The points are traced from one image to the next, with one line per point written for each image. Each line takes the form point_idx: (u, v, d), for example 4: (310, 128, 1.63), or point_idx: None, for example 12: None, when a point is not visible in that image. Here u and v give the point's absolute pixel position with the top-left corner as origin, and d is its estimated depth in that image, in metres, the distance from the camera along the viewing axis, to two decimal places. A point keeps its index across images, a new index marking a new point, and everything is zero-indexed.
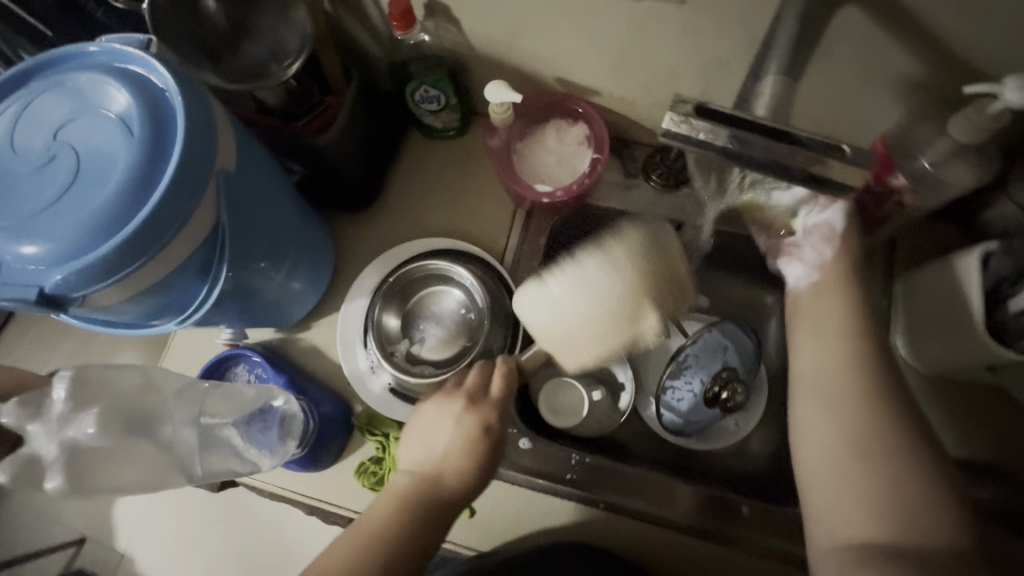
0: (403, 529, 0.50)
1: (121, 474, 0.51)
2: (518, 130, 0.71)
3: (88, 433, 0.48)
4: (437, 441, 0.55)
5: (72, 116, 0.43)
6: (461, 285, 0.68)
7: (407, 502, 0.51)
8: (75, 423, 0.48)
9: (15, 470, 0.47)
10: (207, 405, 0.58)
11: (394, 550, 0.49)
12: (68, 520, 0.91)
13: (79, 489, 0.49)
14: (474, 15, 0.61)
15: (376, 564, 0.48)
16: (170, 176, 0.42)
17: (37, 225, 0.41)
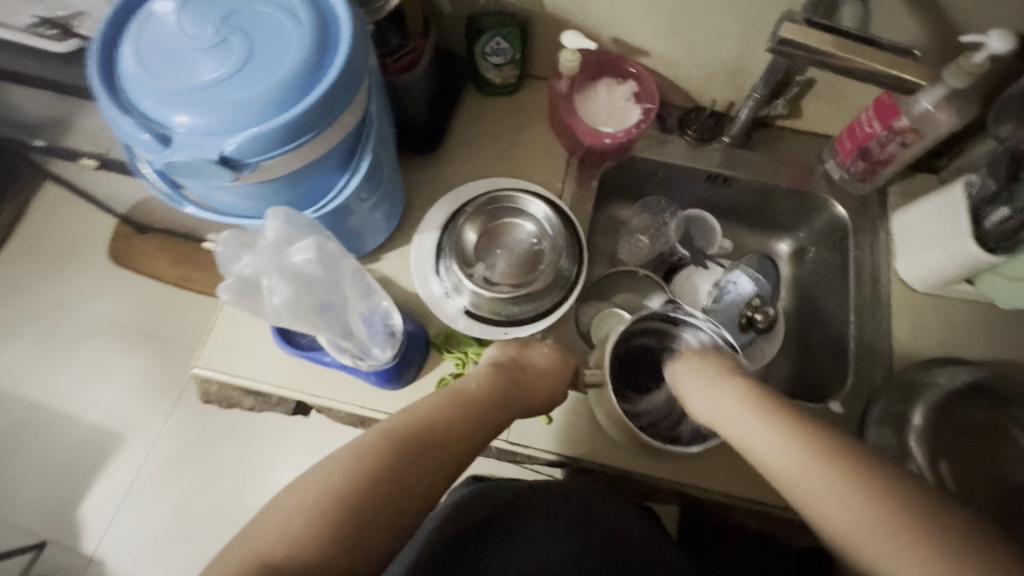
0: (496, 403, 0.56)
1: (316, 313, 0.50)
2: (578, 84, 0.79)
3: (307, 259, 0.49)
4: (532, 354, 0.62)
5: (243, 7, 0.47)
6: (533, 218, 0.74)
7: (504, 386, 0.57)
8: (298, 247, 0.48)
9: (241, 288, 0.46)
10: (351, 278, 0.55)
11: (482, 417, 0.55)
12: None
13: (296, 313, 0.48)
14: None
15: (458, 414, 0.53)
16: (342, 60, 0.46)
17: (215, 95, 0.44)
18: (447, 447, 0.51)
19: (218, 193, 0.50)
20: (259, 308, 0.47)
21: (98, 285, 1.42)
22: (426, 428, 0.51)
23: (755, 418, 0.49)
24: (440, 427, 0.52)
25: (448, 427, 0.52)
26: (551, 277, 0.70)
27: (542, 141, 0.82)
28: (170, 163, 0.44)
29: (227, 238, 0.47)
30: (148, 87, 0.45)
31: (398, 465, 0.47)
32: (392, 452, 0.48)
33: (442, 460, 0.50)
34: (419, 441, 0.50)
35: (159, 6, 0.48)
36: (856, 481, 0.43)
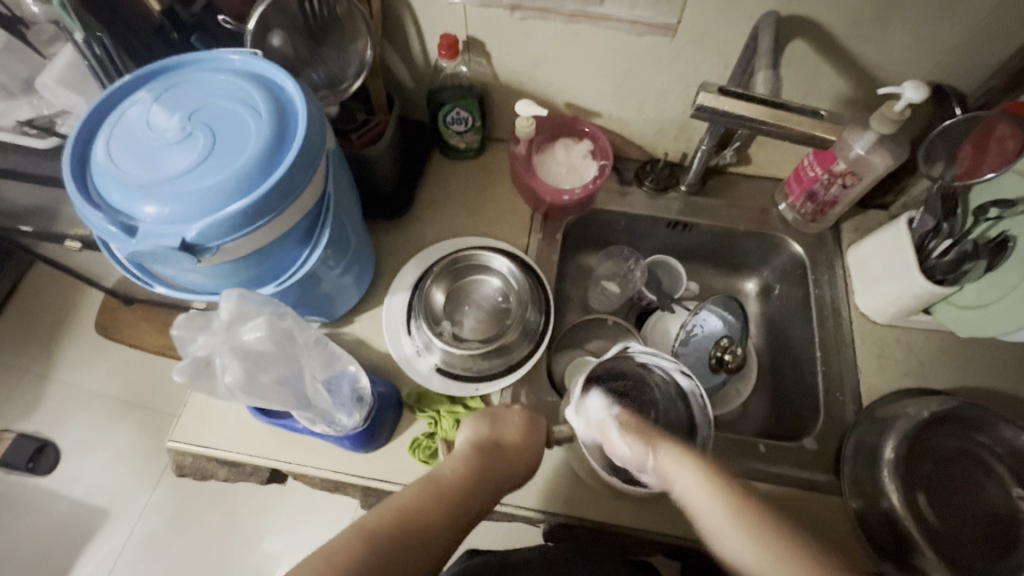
0: (472, 488, 0.57)
1: (270, 388, 0.52)
2: (537, 146, 0.84)
3: (258, 337, 0.51)
4: (504, 426, 0.62)
5: (207, 105, 0.51)
6: (499, 275, 0.77)
7: (483, 468, 0.58)
8: (249, 326, 0.51)
9: (190, 368, 0.50)
10: (311, 353, 0.57)
11: (458, 506, 0.55)
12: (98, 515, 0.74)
13: (250, 390, 0.50)
14: (507, 53, 0.75)
15: (438, 506, 0.54)
16: (297, 147, 0.49)
17: (179, 186, 0.47)
18: (417, 543, 0.52)
19: (185, 275, 0.53)
20: (213, 384, 0.51)
21: (82, 359, 1.43)
22: (400, 522, 0.52)
23: (707, 484, 0.53)
24: (414, 520, 0.53)
25: (428, 522, 0.53)
26: (518, 331, 0.71)
27: (507, 200, 0.86)
28: (136, 249, 0.47)
29: (182, 322, 0.51)
30: (118, 179, 0.48)
31: (368, 562, 0.48)
32: (362, 547, 0.49)
33: (414, 553, 0.51)
34: (392, 534, 0.51)
35: (132, 105, 0.52)
36: (781, 539, 0.49)
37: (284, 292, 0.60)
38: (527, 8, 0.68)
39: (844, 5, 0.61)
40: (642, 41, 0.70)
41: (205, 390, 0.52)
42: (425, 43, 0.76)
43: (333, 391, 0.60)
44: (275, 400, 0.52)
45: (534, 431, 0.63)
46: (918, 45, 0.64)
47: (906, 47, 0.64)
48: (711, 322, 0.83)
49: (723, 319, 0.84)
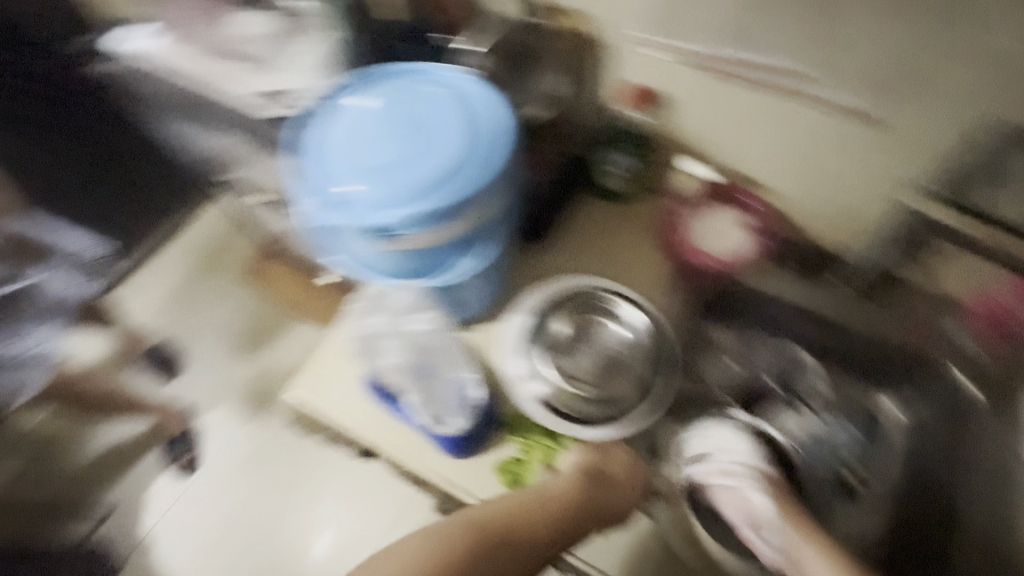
0: (574, 506, 0.66)
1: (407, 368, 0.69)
2: (694, 203, 0.82)
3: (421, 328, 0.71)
4: (614, 460, 0.68)
5: (423, 111, 0.58)
6: (625, 323, 0.75)
7: (587, 494, 0.66)
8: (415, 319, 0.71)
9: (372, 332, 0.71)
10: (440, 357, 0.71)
11: (557, 519, 0.65)
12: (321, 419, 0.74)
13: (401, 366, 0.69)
14: (691, 114, 0.79)
15: (543, 516, 0.65)
16: (493, 167, 0.55)
17: (388, 178, 0.54)
18: (523, 540, 0.63)
19: (363, 251, 0.59)
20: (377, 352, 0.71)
21: (195, 286, 1.51)
22: (510, 521, 0.63)
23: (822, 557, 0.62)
24: (525, 524, 0.64)
25: (535, 526, 0.64)
26: (632, 380, 0.72)
27: (644, 249, 0.85)
28: (342, 218, 0.54)
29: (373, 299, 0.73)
30: (341, 157, 0.56)
31: (488, 544, 0.62)
32: (481, 537, 0.62)
33: (528, 542, 0.64)
34: (503, 530, 0.63)
35: (361, 98, 0.60)
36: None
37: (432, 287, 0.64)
38: (727, 73, 0.71)
39: None
40: (837, 125, 0.68)
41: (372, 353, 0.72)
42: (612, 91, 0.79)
43: (448, 394, 0.69)
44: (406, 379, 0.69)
45: (639, 471, 0.70)
46: None
47: None
48: (833, 430, 0.77)
49: (850, 433, 0.77)
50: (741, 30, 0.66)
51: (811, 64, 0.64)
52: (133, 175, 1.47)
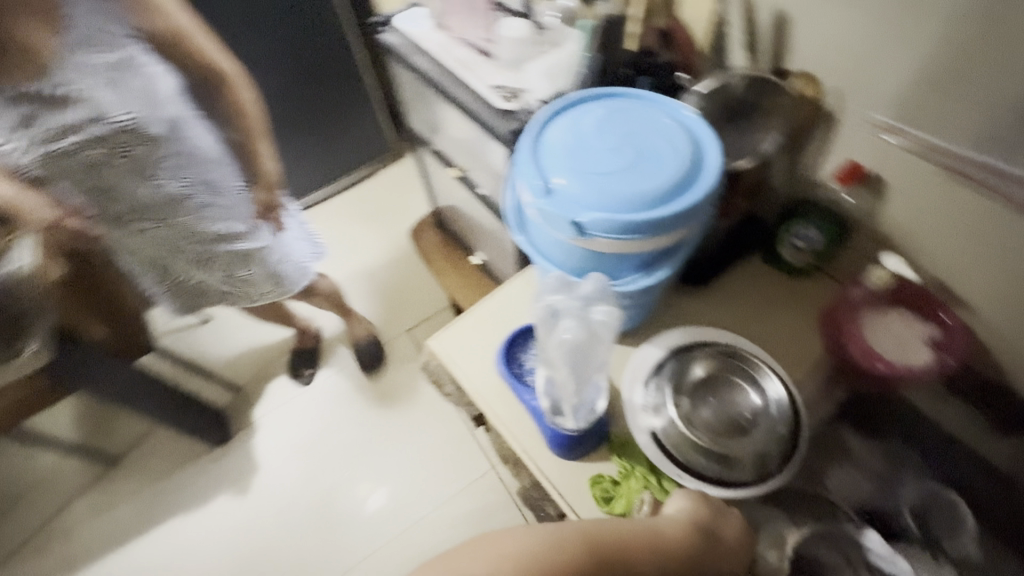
0: (681, 558, 0.59)
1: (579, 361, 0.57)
2: (879, 300, 0.75)
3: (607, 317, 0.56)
4: (726, 520, 0.63)
5: (644, 133, 0.61)
6: (763, 394, 0.72)
7: (698, 550, 0.59)
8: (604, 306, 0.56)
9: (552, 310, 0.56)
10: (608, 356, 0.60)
11: (662, 566, 0.58)
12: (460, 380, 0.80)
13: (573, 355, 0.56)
14: (906, 206, 0.72)
15: (649, 557, 0.57)
16: (695, 199, 0.57)
17: (596, 181, 0.58)
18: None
19: (544, 240, 0.64)
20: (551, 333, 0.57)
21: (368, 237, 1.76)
22: (616, 551, 0.56)
23: None
24: (630, 558, 0.57)
25: (639, 565, 0.57)
26: (753, 454, 0.69)
27: (803, 330, 0.81)
28: (543, 207, 0.59)
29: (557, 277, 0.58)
30: (557, 154, 0.61)
31: (591, 569, 0.55)
32: (587, 557, 0.55)
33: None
34: (609, 558, 0.55)
35: (589, 108, 0.65)
36: None
37: None
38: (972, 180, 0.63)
39: None
40: None
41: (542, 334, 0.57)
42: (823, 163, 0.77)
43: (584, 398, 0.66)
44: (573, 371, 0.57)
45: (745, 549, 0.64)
46: None
47: None
48: None
49: None
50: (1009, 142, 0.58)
51: None
52: (338, 122, 1.74)
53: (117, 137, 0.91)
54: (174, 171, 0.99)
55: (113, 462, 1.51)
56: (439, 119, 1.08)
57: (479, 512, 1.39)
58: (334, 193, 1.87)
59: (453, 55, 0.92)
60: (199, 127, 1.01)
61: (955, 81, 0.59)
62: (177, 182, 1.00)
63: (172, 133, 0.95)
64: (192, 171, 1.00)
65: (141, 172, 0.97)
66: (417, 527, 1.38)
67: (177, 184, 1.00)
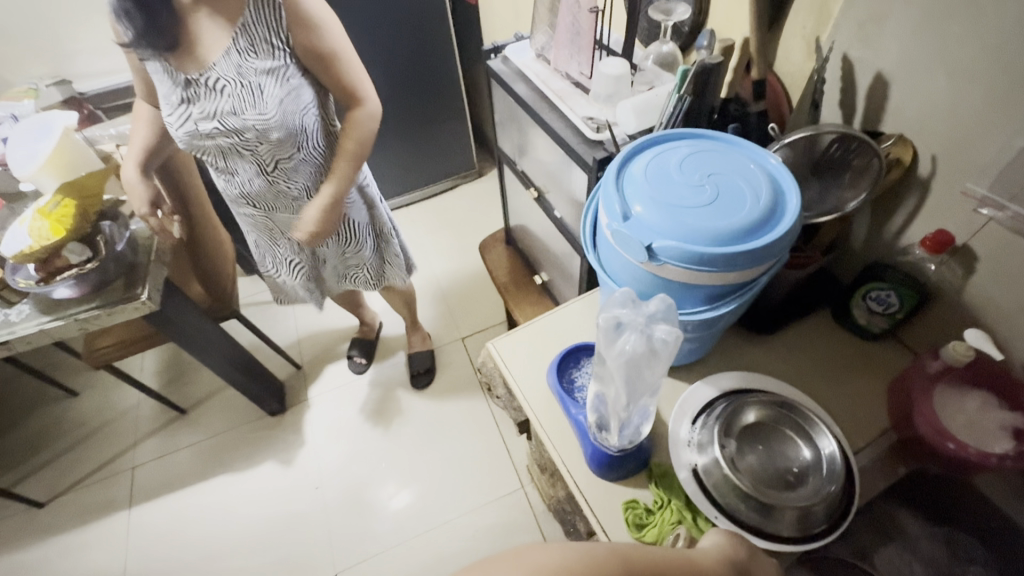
0: None
1: (633, 378, 0.56)
2: (954, 377, 0.72)
3: (669, 339, 0.53)
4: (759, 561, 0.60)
5: (726, 174, 0.64)
6: (815, 450, 0.71)
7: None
8: (667, 326, 0.54)
9: (612, 324, 0.55)
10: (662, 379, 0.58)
11: None
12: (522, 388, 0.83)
13: (629, 371, 0.55)
14: (994, 280, 0.69)
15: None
16: (770, 239, 0.58)
17: (673, 211, 0.61)
18: None
19: (615, 263, 0.67)
20: (608, 346, 0.56)
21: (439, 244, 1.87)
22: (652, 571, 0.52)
23: None
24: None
25: None
26: (800, 512, 0.66)
27: (868, 396, 0.79)
28: (619, 229, 0.62)
29: (624, 291, 0.57)
30: (638, 184, 0.65)
31: None
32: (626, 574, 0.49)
33: None
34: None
35: (675, 147, 0.69)
36: None
37: None
38: None
39: None
40: None
41: (601, 346, 0.56)
42: (908, 228, 0.76)
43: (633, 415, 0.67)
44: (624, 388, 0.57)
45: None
46: None
47: None
48: None
49: None
50: None
51: None
52: (429, 137, 1.94)
53: (259, 140, 0.96)
54: (295, 174, 1.04)
55: (183, 411, 1.67)
56: (527, 143, 1.16)
57: (502, 527, 1.39)
58: (417, 200, 2.08)
59: (551, 85, 1.00)
60: (316, 137, 1.03)
61: None
62: (292, 183, 1.05)
63: (299, 138, 0.99)
64: (304, 172, 1.04)
65: (263, 167, 1.01)
66: (439, 530, 1.41)
67: (296, 185, 1.05)
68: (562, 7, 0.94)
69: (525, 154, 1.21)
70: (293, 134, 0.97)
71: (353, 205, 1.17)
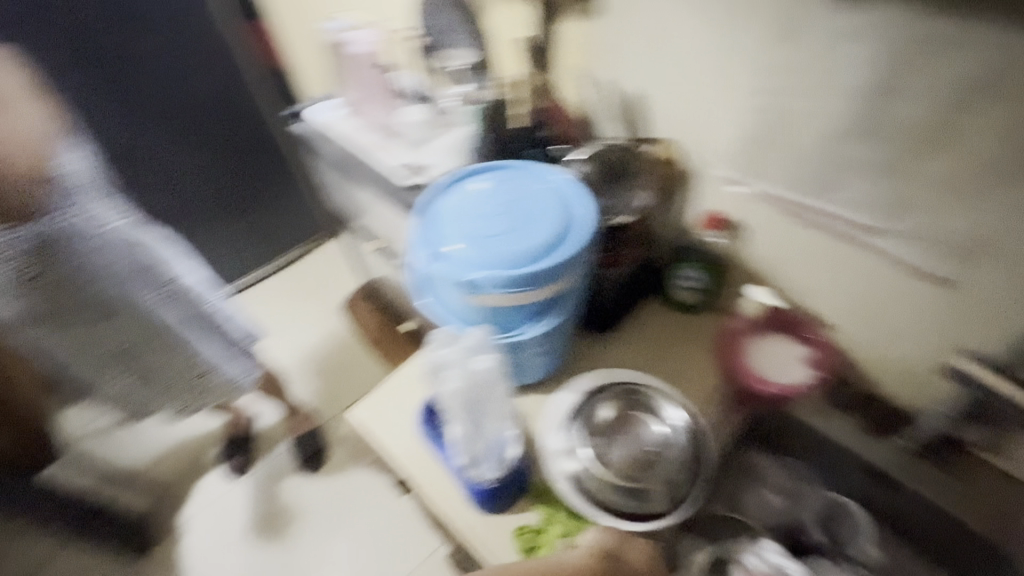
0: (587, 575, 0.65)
1: (469, 402, 0.63)
2: (759, 328, 0.83)
3: (485, 361, 0.63)
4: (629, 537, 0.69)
5: (524, 197, 0.69)
6: (667, 423, 0.77)
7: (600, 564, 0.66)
8: (482, 353, 0.63)
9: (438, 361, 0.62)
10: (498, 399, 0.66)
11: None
12: (393, 451, 0.79)
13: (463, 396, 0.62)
14: (760, 241, 0.82)
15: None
16: (571, 250, 0.64)
17: (483, 244, 0.64)
18: None
19: (445, 301, 0.68)
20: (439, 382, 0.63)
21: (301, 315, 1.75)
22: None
23: None
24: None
25: None
26: (665, 484, 0.72)
27: (701, 363, 0.88)
28: (437, 270, 0.64)
29: (444, 330, 0.65)
30: (447, 224, 0.67)
31: None
32: None
33: None
34: None
35: (477, 180, 0.72)
36: None
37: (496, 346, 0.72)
38: (799, 216, 0.74)
39: None
40: (906, 283, 0.68)
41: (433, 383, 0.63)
42: (692, 213, 0.87)
43: (492, 441, 0.68)
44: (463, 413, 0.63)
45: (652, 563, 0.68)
46: None
47: None
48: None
49: None
50: (820, 184, 0.69)
51: (878, 219, 0.66)
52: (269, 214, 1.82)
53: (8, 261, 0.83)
54: (75, 290, 0.90)
55: None
56: (357, 198, 1.14)
57: None
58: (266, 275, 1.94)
59: (360, 139, 1.00)
60: (88, 248, 0.87)
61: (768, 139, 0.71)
62: (75, 298, 0.91)
63: (57, 252, 0.85)
64: (85, 287, 0.90)
65: (25, 288, 0.87)
66: None
67: (75, 297, 0.90)
68: (348, 66, 0.98)
69: (359, 209, 1.18)
70: (50, 242, 0.84)
71: (165, 304, 0.98)
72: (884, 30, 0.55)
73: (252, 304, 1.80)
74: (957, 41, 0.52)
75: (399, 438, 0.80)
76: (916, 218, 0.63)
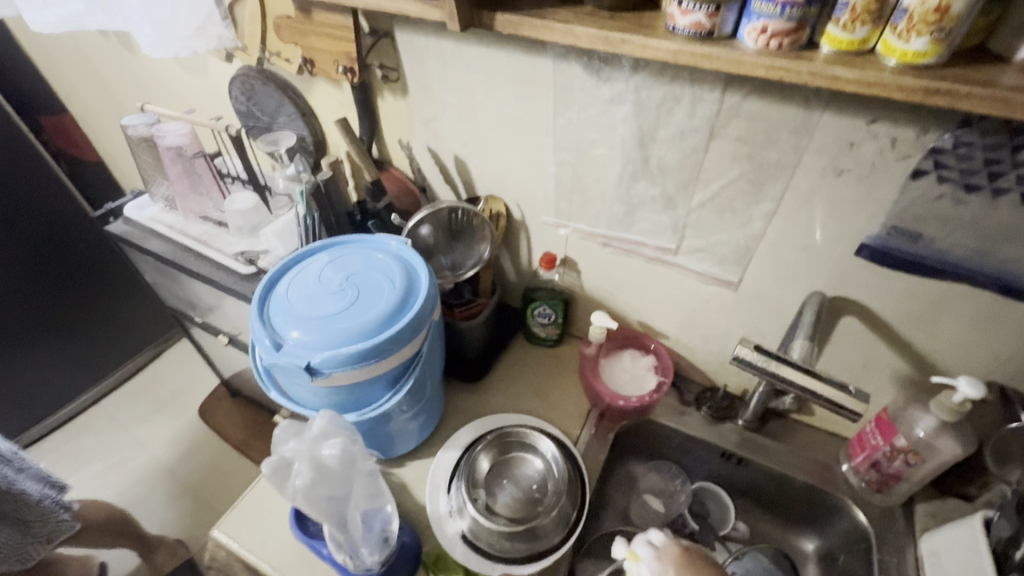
0: None
1: (325, 499, 0.57)
2: (607, 350, 0.93)
3: (333, 452, 0.57)
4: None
5: (361, 271, 0.70)
6: (543, 456, 0.80)
7: None
8: (329, 443, 0.58)
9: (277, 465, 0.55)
10: (362, 482, 0.61)
11: None
12: (266, 562, 0.72)
13: (314, 495, 0.56)
14: (593, 272, 0.91)
15: None
16: (412, 314, 0.66)
17: (321, 324, 0.64)
18: None
19: (295, 389, 0.66)
20: (283, 487, 0.56)
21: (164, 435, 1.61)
22: None
23: None
24: None
25: None
26: (550, 519, 0.73)
27: (568, 392, 0.94)
28: (277, 361, 0.62)
29: (285, 424, 0.58)
30: (284, 311, 0.66)
31: None
32: None
33: None
34: None
35: (313, 261, 0.72)
36: None
37: (360, 422, 0.70)
38: (615, 246, 0.84)
39: (894, 299, 0.68)
40: (704, 288, 0.81)
41: (277, 489, 0.56)
42: (533, 256, 0.95)
43: (367, 524, 0.63)
44: (321, 512, 0.57)
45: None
46: (976, 344, 0.67)
47: (965, 347, 0.68)
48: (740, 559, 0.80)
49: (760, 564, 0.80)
50: (623, 219, 0.80)
51: (674, 241, 0.78)
52: (100, 316, 1.70)
53: None
54: None
55: None
56: (196, 294, 1.07)
57: None
58: (100, 395, 1.79)
59: (188, 233, 0.95)
60: None
61: (573, 185, 0.80)
62: None
63: None
64: None
65: None
66: None
67: None
68: (163, 158, 0.92)
69: (201, 305, 1.11)
70: None
71: None
72: (633, 94, 0.67)
73: (105, 438, 1.68)
74: (683, 99, 0.64)
75: (273, 545, 0.74)
76: (698, 236, 0.76)
